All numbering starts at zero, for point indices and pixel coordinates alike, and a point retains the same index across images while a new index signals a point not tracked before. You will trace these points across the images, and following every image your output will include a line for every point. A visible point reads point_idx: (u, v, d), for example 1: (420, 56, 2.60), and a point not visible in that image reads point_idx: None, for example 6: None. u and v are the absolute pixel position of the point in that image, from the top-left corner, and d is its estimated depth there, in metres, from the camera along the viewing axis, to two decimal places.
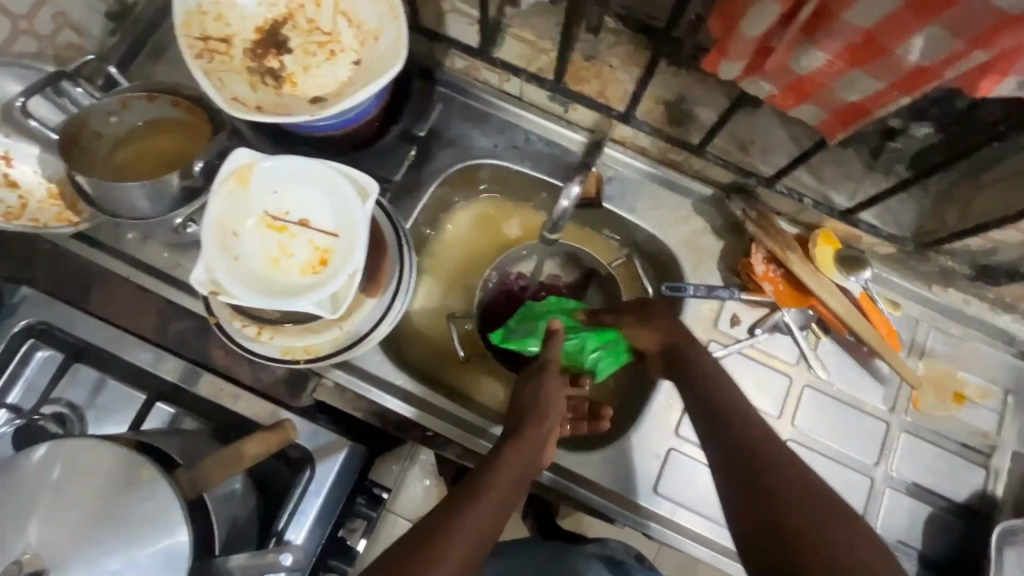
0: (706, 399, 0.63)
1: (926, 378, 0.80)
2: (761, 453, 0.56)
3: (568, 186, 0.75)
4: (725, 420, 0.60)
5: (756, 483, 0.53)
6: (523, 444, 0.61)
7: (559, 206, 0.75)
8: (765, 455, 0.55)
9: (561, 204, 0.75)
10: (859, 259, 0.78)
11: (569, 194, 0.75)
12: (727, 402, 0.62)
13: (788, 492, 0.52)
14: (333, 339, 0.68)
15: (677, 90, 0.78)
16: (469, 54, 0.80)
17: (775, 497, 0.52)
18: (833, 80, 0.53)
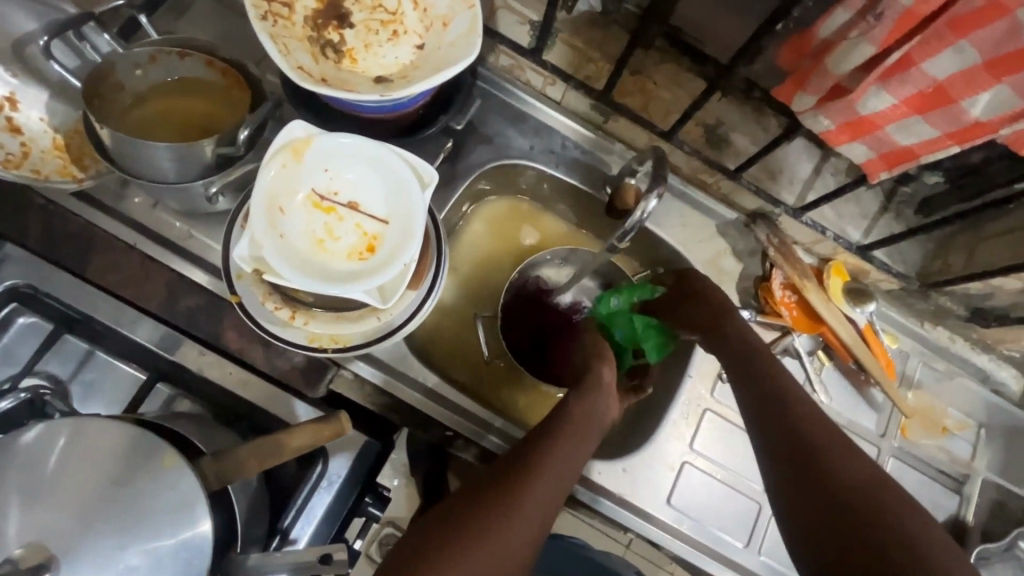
0: (762, 391, 0.65)
1: (915, 409, 0.86)
2: (810, 439, 0.59)
3: (646, 200, 0.69)
4: (773, 407, 0.63)
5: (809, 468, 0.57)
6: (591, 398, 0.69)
7: (633, 217, 0.70)
8: (814, 440, 0.58)
9: (636, 216, 0.70)
10: (865, 291, 0.84)
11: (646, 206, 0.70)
12: (773, 388, 0.65)
13: (843, 485, 0.54)
14: (364, 331, 0.65)
15: (716, 115, 0.81)
16: (519, 53, 0.80)
17: (829, 487, 0.54)
18: (890, 124, 0.56)
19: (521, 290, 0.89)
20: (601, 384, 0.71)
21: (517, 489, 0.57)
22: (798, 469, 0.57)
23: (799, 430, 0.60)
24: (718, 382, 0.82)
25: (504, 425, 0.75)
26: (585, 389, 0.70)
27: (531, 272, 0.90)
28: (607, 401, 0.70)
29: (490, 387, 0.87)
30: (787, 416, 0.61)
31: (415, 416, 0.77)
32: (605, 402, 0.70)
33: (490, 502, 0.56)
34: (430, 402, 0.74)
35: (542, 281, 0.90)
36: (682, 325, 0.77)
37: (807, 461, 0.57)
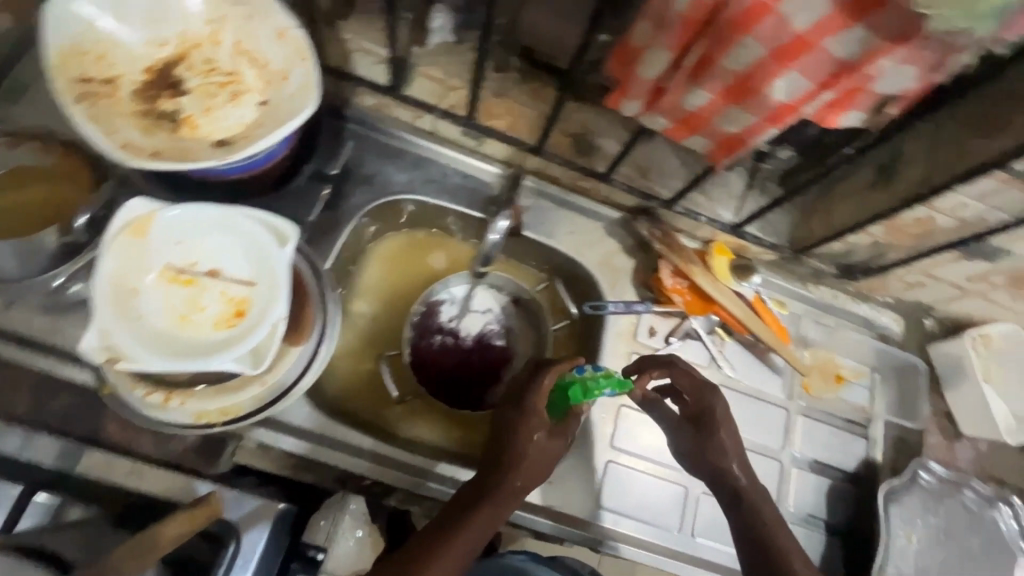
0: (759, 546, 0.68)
1: (813, 366, 0.92)
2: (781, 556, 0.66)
3: (495, 221, 0.81)
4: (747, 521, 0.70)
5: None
6: (533, 463, 0.68)
7: (491, 239, 0.81)
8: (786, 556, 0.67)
9: (491, 237, 0.81)
10: (748, 266, 0.89)
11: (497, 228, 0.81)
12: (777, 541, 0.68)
13: None
14: (255, 396, 0.64)
15: (582, 123, 0.84)
16: (379, 91, 0.81)
17: None
18: (716, 116, 0.61)
19: (431, 326, 0.90)
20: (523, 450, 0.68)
21: (448, 542, 0.63)
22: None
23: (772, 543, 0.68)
24: None
25: (437, 464, 0.76)
26: (515, 471, 0.67)
27: (435, 305, 0.90)
28: (536, 466, 0.69)
29: (413, 426, 0.85)
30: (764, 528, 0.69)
31: (332, 471, 0.75)
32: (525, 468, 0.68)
33: (435, 543, 0.64)
34: (356, 458, 0.73)
35: (447, 309, 0.91)
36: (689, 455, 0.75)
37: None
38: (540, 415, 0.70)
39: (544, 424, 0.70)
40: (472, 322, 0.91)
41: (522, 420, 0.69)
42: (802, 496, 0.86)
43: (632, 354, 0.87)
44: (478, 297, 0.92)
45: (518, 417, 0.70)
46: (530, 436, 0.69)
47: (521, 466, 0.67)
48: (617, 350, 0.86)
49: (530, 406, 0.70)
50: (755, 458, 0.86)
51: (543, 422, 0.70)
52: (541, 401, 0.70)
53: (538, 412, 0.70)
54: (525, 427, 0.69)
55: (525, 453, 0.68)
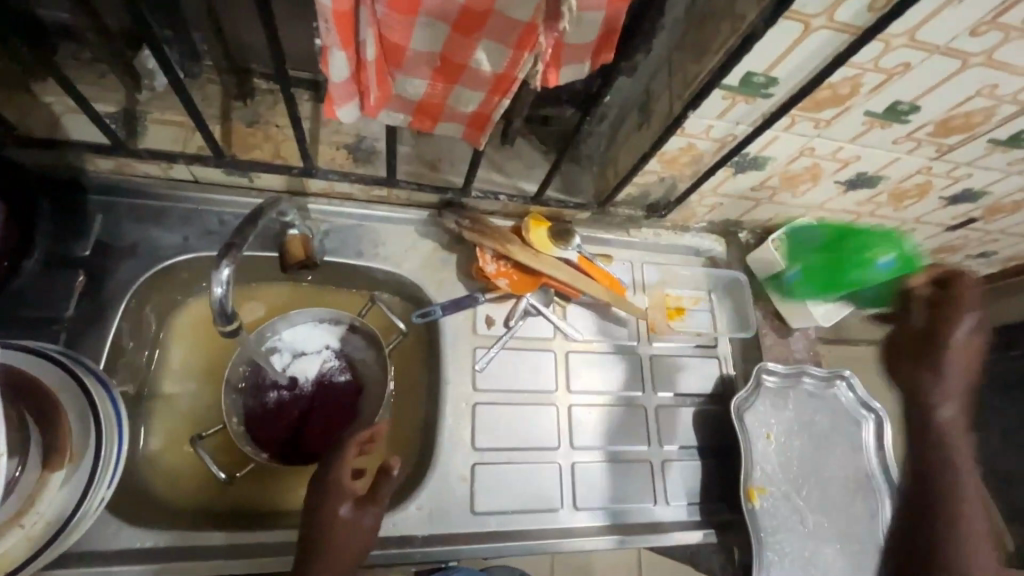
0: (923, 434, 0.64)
1: (653, 306, 0.94)
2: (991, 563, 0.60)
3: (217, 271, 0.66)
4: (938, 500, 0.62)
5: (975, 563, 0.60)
6: (341, 544, 0.64)
7: (216, 294, 0.67)
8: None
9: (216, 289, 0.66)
10: (566, 229, 0.89)
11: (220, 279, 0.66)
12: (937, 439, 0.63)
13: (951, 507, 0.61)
14: (23, 542, 0.54)
15: (353, 132, 0.79)
16: (105, 153, 0.70)
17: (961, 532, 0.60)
18: (445, 101, 0.57)
19: (263, 384, 0.82)
20: (329, 527, 0.64)
21: None
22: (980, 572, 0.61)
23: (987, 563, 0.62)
24: (477, 374, 0.83)
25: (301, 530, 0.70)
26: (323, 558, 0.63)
27: (261, 360, 0.82)
28: (347, 547, 0.65)
29: (265, 498, 0.78)
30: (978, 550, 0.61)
31: None
32: (335, 543, 0.64)
33: None
34: (198, 558, 0.66)
35: (278, 360, 0.83)
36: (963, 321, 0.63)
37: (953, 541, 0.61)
38: (344, 486, 0.67)
39: (350, 494, 0.67)
40: (311, 365, 0.84)
41: (323, 496, 0.66)
42: (672, 432, 0.88)
43: (475, 350, 0.84)
44: (309, 335, 0.85)
45: (321, 498, 0.66)
46: (335, 511, 0.65)
47: (328, 547, 0.63)
48: (458, 350, 0.83)
49: (331, 479, 0.67)
50: (622, 412, 0.87)
51: (349, 493, 0.67)
52: (339, 468, 0.68)
53: (337, 482, 0.67)
54: (330, 503, 0.66)
55: (331, 531, 0.64)
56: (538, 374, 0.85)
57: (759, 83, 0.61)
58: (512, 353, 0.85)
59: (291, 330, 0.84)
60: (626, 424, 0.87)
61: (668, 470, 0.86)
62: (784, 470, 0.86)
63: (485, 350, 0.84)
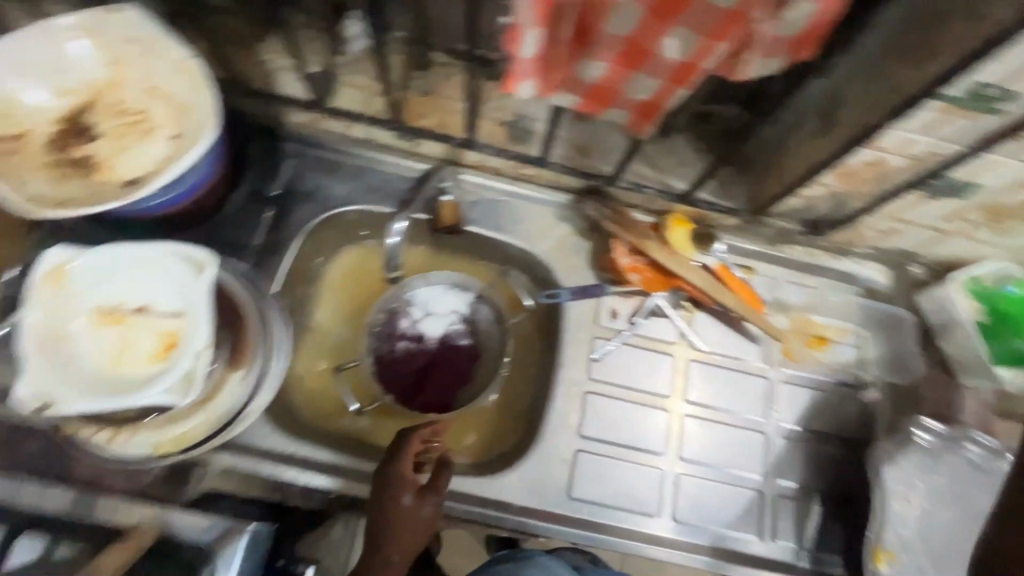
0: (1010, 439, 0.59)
1: (792, 330, 0.87)
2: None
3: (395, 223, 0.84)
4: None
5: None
6: (407, 533, 0.69)
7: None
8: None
9: (392, 238, 0.85)
10: (707, 232, 0.86)
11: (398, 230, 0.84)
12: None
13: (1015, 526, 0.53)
14: (205, 422, 0.65)
15: (513, 110, 0.82)
16: (304, 108, 0.81)
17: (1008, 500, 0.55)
18: (621, 84, 0.57)
19: (394, 333, 0.89)
20: (393, 517, 0.69)
21: None
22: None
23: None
24: (592, 364, 0.82)
25: None
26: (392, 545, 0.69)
27: (397, 311, 0.89)
28: (408, 535, 0.70)
29: (383, 435, 0.85)
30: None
31: (298, 488, 0.76)
32: (400, 532, 0.69)
33: None
34: (329, 475, 0.75)
35: (411, 314, 0.89)
36: None
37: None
38: (405, 478, 0.71)
39: (412, 484, 0.71)
40: (438, 324, 0.89)
41: (389, 487, 0.70)
42: (790, 467, 0.82)
43: (594, 340, 0.83)
44: (440, 297, 0.90)
45: (386, 488, 0.70)
46: (398, 502, 0.70)
47: (398, 536, 0.69)
48: (579, 337, 0.83)
49: (394, 473, 0.71)
50: (736, 434, 0.83)
51: (410, 484, 0.71)
52: (403, 463, 0.71)
53: (401, 477, 0.71)
54: (394, 493, 0.70)
55: (395, 520, 0.69)
56: (655, 377, 0.83)
57: (991, 97, 0.52)
58: (632, 350, 0.84)
59: (425, 289, 0.90)
60: (738, 448, 0.82)
61: (780, 506, 0.80)
62: (926, 543, 0.75)
63: (604, 341, 0.83)
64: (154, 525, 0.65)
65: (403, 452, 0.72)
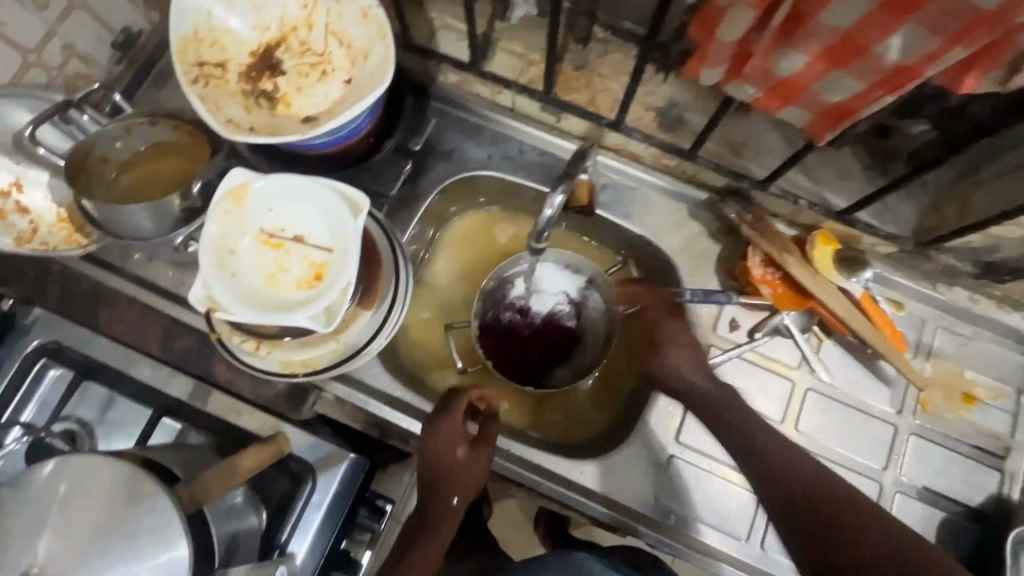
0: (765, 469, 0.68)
1: (935, 380, 0.78)
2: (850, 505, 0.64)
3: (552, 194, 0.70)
4: (750, 451, 0.70)
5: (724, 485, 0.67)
6: (464, 478, 0.74)
7: (543, 215, 0.71)
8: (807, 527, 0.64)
9: (545, 213, 0.70)
10: (859, 259, 0.76)
11: (553, 202, 0.71)
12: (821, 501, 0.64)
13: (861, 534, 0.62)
14: (331, 352, 0.70)
15: (668, 96, 0.78)
16: (461, 69, 0.82)
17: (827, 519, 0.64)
18: (814, 82, 0.53)
19: (501, 302, 0.89)
20: (450, 467, 0.73)
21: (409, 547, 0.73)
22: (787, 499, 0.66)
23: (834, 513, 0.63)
24: None
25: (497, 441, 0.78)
26: (449, 487, 0.74)
27: (507, 280, 0.89)
28: (467, 479, 0.74)
29: None
30: (789, 489, 0.66)
31: (398, 431, 0.80)
32: (459, 477, 0.73)
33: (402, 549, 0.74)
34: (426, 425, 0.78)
35: (519, 287, 0.90)
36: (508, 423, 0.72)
37: (756, 459, 0.69)
38: (455, 431, 0.73)
39: (464, 437, 0.74)
40: (544, 302, 0.89)
41: (436, 436, 0.74)
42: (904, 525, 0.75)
43: (708, 347, 0.81)
44: (550, 275, 0.89)
45: (435, 438, 0.74)
46: (451, 453, 0.73)
47: (452, 481, 0.74)
48: (694, 341, 0.80)
49: (443, 428, 0.74)
50: (848, 476, 0.77)
51: (461, 437, 0.74)
52: (452, 419, 0.74)
53: (453, 432, 0.73)
54: (445, 448, 0.73)
55: (453, 469, 0.73)
56: (767, 398, 0.79)
57: None
58: (746, 365, 0.80)
59: (540, 265, 0.88)
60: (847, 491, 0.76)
61: None
62: None
63: (719, 350, 0.80)
64: (287, 438, 0.71)
65: (450, 408, 0.75)
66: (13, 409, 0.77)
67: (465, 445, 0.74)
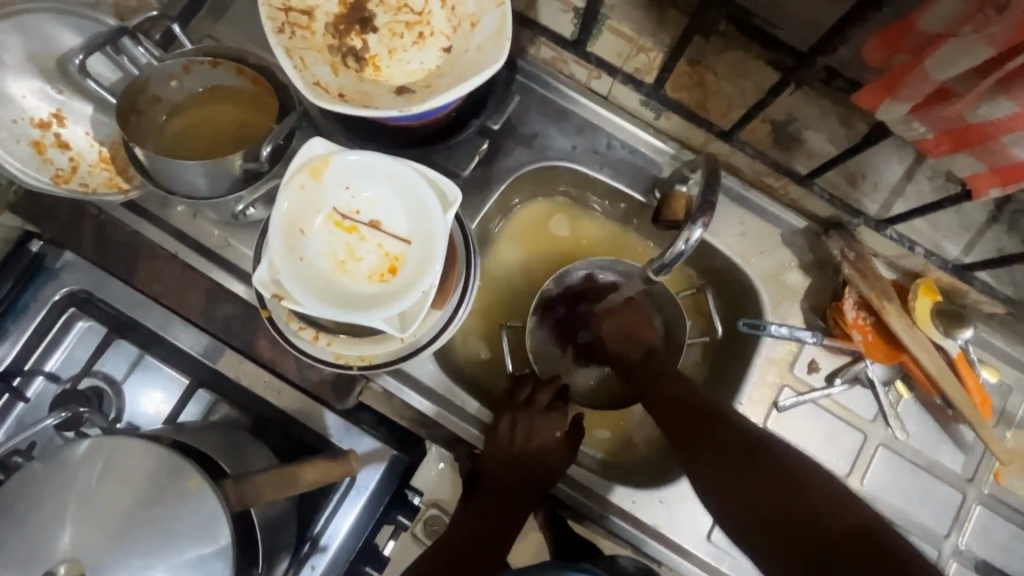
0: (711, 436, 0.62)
1: (1015, 453, 0.74)
2: (739, 447, 0.61)
3: (694, 228, 0.62)
4: (704, 411, 0.64)
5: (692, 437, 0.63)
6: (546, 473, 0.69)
7: (676, 248, 0.62)
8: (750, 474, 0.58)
9: (680, 247, 0.62)
10: (961, 315, 0.70)
11: (690, 236, 0.62)
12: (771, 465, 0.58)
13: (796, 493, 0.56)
14: (391, 350, 0.63)
15: (787, 110, 0.70)
16: (560, 47, 0.72)
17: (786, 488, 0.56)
18: (1006, 134, 0.45)
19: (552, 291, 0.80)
20: (541, 455, 0.70)
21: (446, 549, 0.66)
22: (718, 450, 0.61)
23: (798, 484, 0.56)
24: (773, 411, 0.75)
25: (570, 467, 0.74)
26: (526, 480, 0.69)
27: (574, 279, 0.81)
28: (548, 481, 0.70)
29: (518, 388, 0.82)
30: (717, 438, 0.62)
31: (444, 433, 0.75)
32: (544, 471, 0.69)
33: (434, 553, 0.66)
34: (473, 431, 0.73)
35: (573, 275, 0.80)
36: (546, 423, 0.72)
37: (711, 422, 0.63)
38: (555, 421, 0.72)
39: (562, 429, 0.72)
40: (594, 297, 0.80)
41: (545, 418, 0.72)
42: None
43: (781, 388, 0.75)
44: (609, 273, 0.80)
45: (536, 422, 0.72)
46: (548, 438, 0.71)
47: (532, 467, 0.69)
48: (767, 378, 0.75)
49: (546, 415, 0.73)
50: (905, 539, 0.73)
51: (562, 427, 0.72)
52: (558, 410, 0.74)
53: (556, 420, 0.73)
54: (544, 429, 0.71)
55: (539, 457, 0.70)
56: (836, 448, 0.75)
57: None
58: (817, 411, 0.76)
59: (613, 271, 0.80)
60: None
61: None
62: None
63: (792, 392, 0.75)
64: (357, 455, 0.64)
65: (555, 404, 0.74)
66: (37, 358, 0.73)
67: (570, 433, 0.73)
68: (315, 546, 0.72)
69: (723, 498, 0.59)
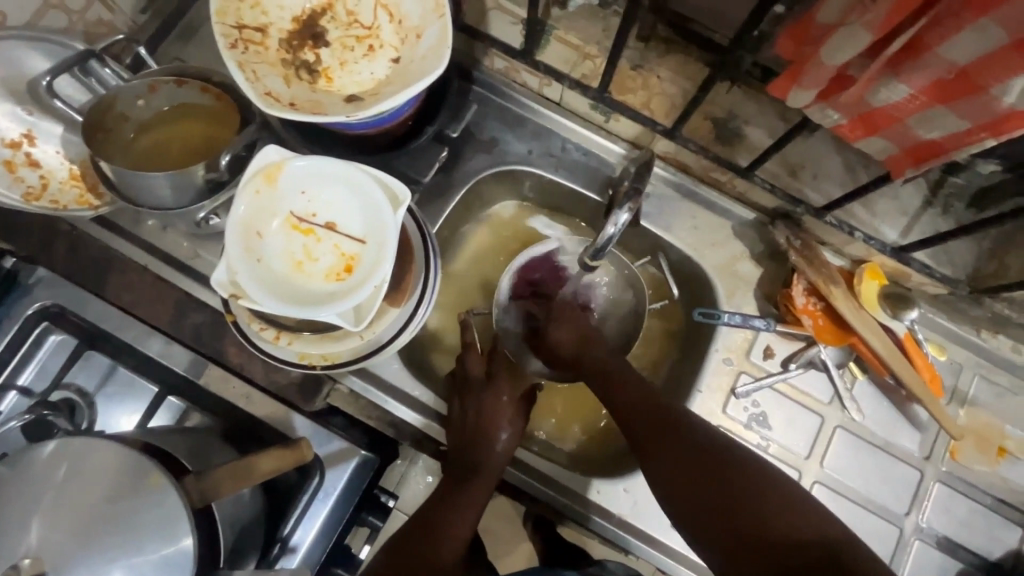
0: (657, 436, 0.62)
1: (968, 429, 0.76)
2: (704, 466, 0.58)
3: (617, 211, 0.67)
4: (664, 424, 0.62)
5: (649, 445, 0.62)
6: (490, 446, 0.72)
7: (605, 232, 0.68)
8: (716, 500, 0.56)
9: (607, 230, 0.68)
10: (905, 297, 0.73)
11: (618, 219, 0.68)
12: (719, 470, 0.58)
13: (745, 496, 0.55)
14: (352, 348, 0.66)
15: (728, 107, 0.73)
16: (511, 56, 0.75)
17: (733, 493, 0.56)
18: (909, 116, 0.48)
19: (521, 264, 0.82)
20: (489, 425, 0.72)
21: (408, 542, 0.67)
22: (686, 473, 0.59)
23: (752, 491, 0.55)
24: (731, 399, 0.77)
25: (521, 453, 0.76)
26: (476, 448, 0.71)
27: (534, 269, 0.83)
28: (500, 453, 0.72)
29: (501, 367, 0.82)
30: (676, 448, 0.60)
31: (413, 430, 0.77)
32: (492, 439, 0.72)
33: (397, 546, 0.67)
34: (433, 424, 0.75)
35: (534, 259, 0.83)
36: (493, 395, 0.74)
37: (683, 443, 0.60)
38: (499, 389, 0.75)
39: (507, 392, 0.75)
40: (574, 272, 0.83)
41: (487, 390, 0.75)
42: (920, 569, 0.74)
43: (739, 374, 0.78)
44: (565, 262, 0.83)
45: (479, 398, 0.74)
46: (496, 404, 0.74)
47: (481, 442, 0.72)
48: (726, 365, 0.78)
49: (493, 385, 0.75)
50: (867, 518, 0.75)
51: (506, 393, 0.75)
52: (501, 382, 0.76)
53: (498, 390, 0.75)
54: (491, 399, 0.74)
55: (486, 427, 0.72)
56: (795, 432, 0.77)
57: None
58: (775, 396, 0.78)
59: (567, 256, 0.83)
60: (865, 535, 0.74)
61: None
62: None
63: (749, 378, 0.77)
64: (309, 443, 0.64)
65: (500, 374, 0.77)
66: (10, 371, 0.73)
67: (519, 405, 0.76)
68: (283, 552, 0.71)
69: (691, 521, 0.57)
